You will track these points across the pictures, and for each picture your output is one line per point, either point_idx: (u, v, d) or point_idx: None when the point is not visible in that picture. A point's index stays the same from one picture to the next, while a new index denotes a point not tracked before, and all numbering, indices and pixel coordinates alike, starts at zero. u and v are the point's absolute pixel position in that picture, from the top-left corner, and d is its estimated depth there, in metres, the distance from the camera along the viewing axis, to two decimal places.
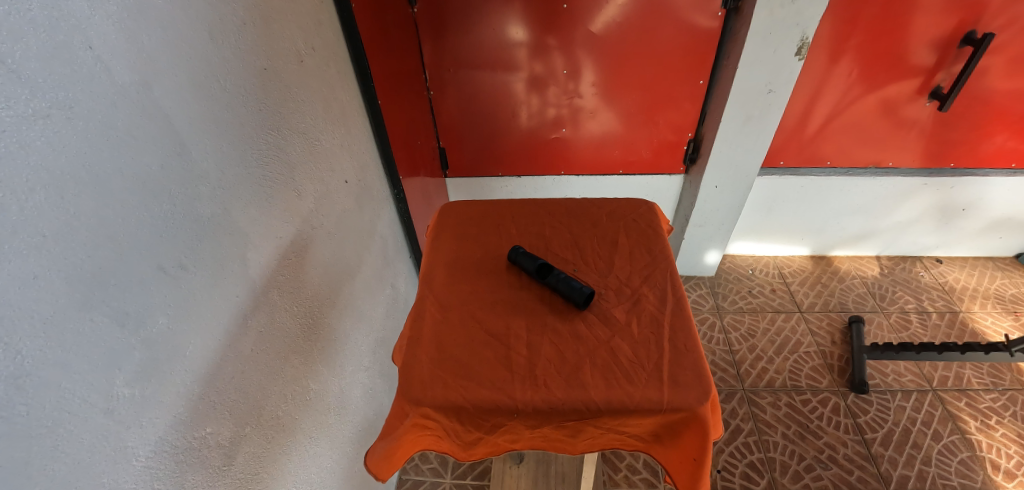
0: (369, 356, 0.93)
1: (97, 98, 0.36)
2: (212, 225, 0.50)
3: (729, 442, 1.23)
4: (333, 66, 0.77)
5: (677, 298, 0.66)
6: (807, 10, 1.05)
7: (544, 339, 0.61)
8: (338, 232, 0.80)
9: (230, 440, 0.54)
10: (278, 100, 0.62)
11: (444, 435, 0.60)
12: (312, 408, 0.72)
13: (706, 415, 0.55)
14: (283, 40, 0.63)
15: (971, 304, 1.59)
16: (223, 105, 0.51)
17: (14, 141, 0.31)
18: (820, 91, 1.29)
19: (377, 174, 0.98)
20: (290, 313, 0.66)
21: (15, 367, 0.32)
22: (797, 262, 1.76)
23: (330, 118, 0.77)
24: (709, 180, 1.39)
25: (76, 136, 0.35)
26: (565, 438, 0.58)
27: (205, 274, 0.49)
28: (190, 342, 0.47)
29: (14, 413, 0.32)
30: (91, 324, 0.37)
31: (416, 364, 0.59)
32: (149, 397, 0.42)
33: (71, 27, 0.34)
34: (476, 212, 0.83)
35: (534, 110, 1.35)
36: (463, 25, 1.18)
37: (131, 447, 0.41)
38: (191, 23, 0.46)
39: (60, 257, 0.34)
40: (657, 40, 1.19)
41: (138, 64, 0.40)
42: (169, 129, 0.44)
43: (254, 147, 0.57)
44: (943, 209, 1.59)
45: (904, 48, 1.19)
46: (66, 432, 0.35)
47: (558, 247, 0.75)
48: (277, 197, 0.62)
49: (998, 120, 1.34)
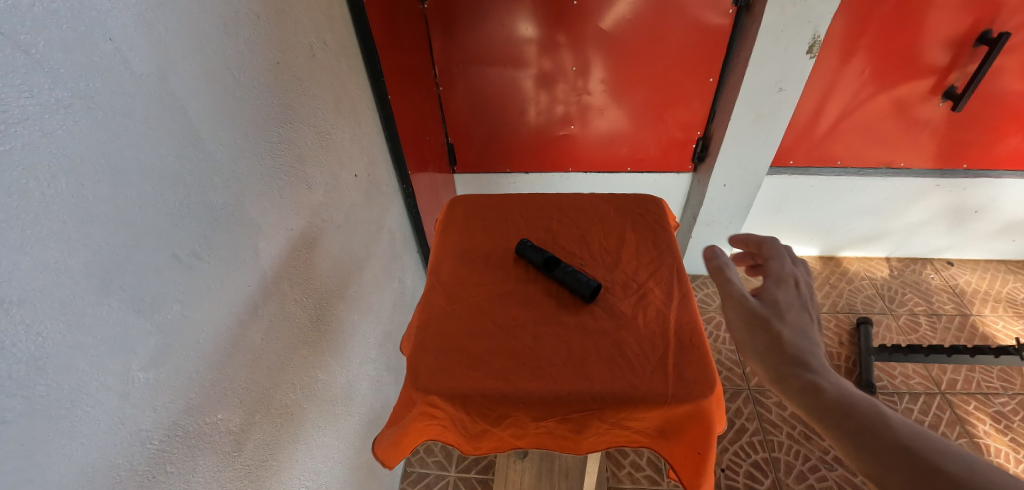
0: (375, 348, 0.94)
1: (116, 88, 0.37)
2: (225, 215, 0.51)
3: (734, 441, 1.23)
4: (344, 60, 0.78)
5: (683, 293, 0.66)
6: (819, 7, 1.04)
7: (550, 331, 0.61)
8: (347, 225, 0.81)
9: (239, 427, 0.55)
10: (290, 92, 0.63)
11: (450, 425, 0.60)
12: (320, 398, 0.73)
13: (710, 409, 0.55)
14: (295, 34, 0.63)
15: (982, 307, 1.57)
16: (237, 98, 0.52)
17: (35, 129, 0.31)
18: (831, 89, 1.28)
19: (386, 168, 0.99)
20: (300, 304, 0.67)
21: (35, 349, 0.33)
22: (805, 262, 1.75)
23: (341, 112, 0.77)
24: (717, 179, 1.39)
25: (96, 125, 0.36)
26: (570, 431, 0.58)
27: (217, 263, 0.50)
28: (202, 329, 0.48)
29: (34, 393, 0.33)
30: (109, 309, 0.38)
31: (423, 355, 0.59)
32: (163, 382, 0.43)
33: (92, 18, 0.35)
34: (484, 206, 0.83)
35: (542, 107, 1.35)
36: (473, 21, 1.18)
37: (145, 430, 0.42)
38: (206, 16, 0.47)
39: (79, 243, 0.35)
40: (667, 37, 1.18)
41: (156, 56, 0.41)
42: (185, 119, 0.44)
43: (266, 139, 0.58)
44: (955, 211, 1.57)
45: (918, 47, 1.18)
46: (83, 413, 0.36)
47: (566, 242, 0.76)
48: (288, 189, 0.63)
49: (1013, 120, 1.31)
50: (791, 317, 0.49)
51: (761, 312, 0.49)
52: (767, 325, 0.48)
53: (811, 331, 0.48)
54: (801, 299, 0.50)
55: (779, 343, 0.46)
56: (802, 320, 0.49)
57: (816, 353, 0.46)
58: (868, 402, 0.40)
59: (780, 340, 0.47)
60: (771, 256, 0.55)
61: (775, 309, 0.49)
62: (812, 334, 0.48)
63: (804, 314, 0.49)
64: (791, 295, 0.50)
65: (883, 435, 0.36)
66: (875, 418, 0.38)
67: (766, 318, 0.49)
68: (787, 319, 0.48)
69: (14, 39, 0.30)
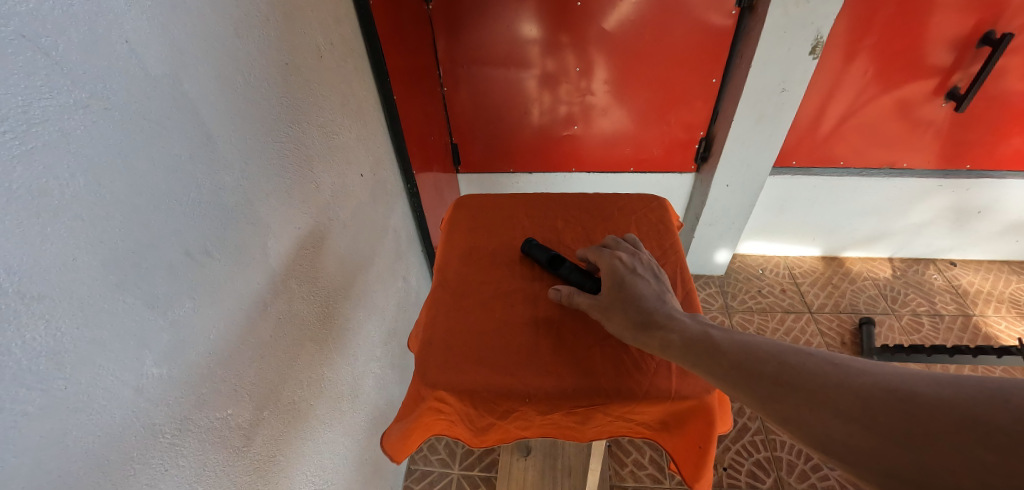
0: (381, 346, 0.95)
1: (131, 88, 0.38)
2: (236, 213, 0.52)
3: (736, 441, 1.23)
4: (350, 61, 0.79)
5: (686, 291, 0.67)
6: (822, 8, 1.04)
7: (554, 328, 0.62)
8: (353, 224, 0.82)
9: (249, 423, 0.56)
10: (298, 93, 0.63)
11: (456, 420, 0.61)
12: (326, 395, 0.74)
13: (712, 404, 0.55)
14: (303, 36, 0.64)
15: (984, 308, 1.57)
16: (247, 98, 0.53)
17: (55, 129, 0.32)
18: (834, 89, 1.28)
19: (391, 168, 0.99)
20: (307, 302, 0.68)
21: (54, 343, 0.33)
22: (808, 262, 1.75)
23: (347, 112, 0.78)
24: (720, 179, 1.39)
25: (112, 125, 0.36)
26: (575, 425, 0.59)
27: (228, 261, 0.51)
28: (213, 326, 0.49)
29: (52, 386, 0.34)
30: (125, 305, 0.39)
31: (429, 351, 0.60)
32: (175, 377, 0.44)
33: (109, 21, 0.36)
34: (488, 206, 0.84)
35: (546, 107, 1.36)
36: (477, 22, 1.19)
37: (158, 424, 0.43)
38: (218, 18, 0.47)
39: (97, 240, 0.36)
40: (670, 38, 1.19)
41: (169, 57, 0.42)
42: (197, 120, 0.45)
43: (275, 139, 0.59)
44: (958, 211, 1.57)
45: (922, 48, 1.18)
46: (99, 407, 0.37)
47: (569, 240, 0.76)
48: (296, 189, 0.64)
49: (1016, 121, 1.31)
50: (633, 285, 0.59)
51: (610, 293, 0.59)
52: (617, 300, 0.58)
53: (654, 291, 0.58)
54: (631, 270, 0.61)
55: (633, 311, 0.56)
56: (643, 285, 0.59)
57: (664, 308, 0.55)
58: (760, 350, 0.45)
59: (632, 308, 0.57)
60: (590, 252, 0.67)
61: (619, 285, 0.60)
62: (656, 293, 0.58)
63: (643, 280, 0.60)
64: (624, 270, 0.61)
65: (807, 375, 0.41)
66: (801, 362, 0.42)
67: (613, 295, 0.59)
68: (632, 289, 0.58)
69: (34, 41, 0.31)
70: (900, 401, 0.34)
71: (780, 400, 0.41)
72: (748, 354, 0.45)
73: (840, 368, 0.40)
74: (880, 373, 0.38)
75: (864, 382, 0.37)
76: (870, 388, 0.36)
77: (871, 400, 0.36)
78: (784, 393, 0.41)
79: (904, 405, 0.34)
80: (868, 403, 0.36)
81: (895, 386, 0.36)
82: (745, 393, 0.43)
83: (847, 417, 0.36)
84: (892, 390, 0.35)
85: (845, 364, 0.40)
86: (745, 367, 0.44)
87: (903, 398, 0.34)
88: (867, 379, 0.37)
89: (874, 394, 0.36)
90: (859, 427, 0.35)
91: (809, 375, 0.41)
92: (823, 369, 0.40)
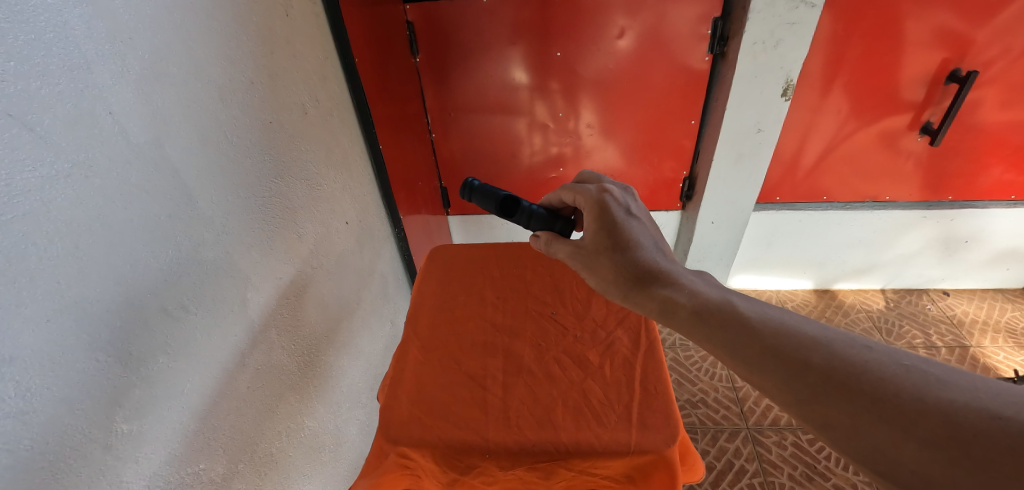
0: (366, 392, 0.95)
1: (115, 156, 0.40)
2: (214, 268, 0.53)
3: (734, 484, 1.20)
4: (336, 115, 0.82)
5: (651, 342, 0.67)
6: (789, 53, 1.11)
7: (520, 380, 0.63)
8: (338, 271, 0.83)
9: (222, 476, 0.55)
10: (282, 147, 0.66)
11: (423, 475, 0.60)
12: (305, 445, 0.73)
13: (673, 457, 0.55)
14: (289, 95, 0.68)
15: (981, 339, 1.55)
16: (230, 154, 0.55)
17: (36, 199, 0.35)
18: (812, 126, 1.32)
19: (378, 214, 1.02)
20: (288, 352, 0.68)
21: (23, 404, 0.35)
22: (800, 295, 1.75)
23: (333, 163, 0.81)
24: (706, 216, 1.44)
25: (94, 192, 0.39)
26: (539, 480, 0.58)
27: (204, 312, 0.52)
28: (187, 379, 0.49)
29: (18, 447, 0.34)
30: (95, 364, 0.39)
31: (396, 405, 0.60)
32: (145, 432, 0.44)
33: (95, 96, 0.39)
34: (464, 255, 0.86)
35: (535, 148, 1.40)
36: (464, 72, 1.24)
37: (125, 481, 0.43)
38: (203, 85, 0.51)
39: (71, 303, 0.37)
40: (649, 83, 1.24)
41: (152, 124, 0.44)
42: (178, 181, 0.47)
43: (257, 193, 0.61)
44: (946, 241, 1.58)
45: (892, 86, 1.22)
46: (66, 466, 0.38)
47: (539, 290, 0.78)
48: (279, 239, 0.66)
49: (994, 151, 1.34)
50: (629, 236, 0.59)
51: (600, 244, 0.60)
52: (607, 250, 0.59)
53: (648, 243, 0.59)
54: (623, 217, 0.61)
55: (629, 267, 0.56)
56: (636, 235, 0.59)
57: (664, 265, 0.55)
58: (807, 339, 0.40)
59: (628, 263, 0.57)
60: (580, 196, 0.66)
61: (612, 235, 0.60)
62: (651, 245, 0.59)
63: (635, 229, 0.60)
64: (616, 218, 0.61)
65: (872, 379, 0.36)
66: (860, 360, 0.37)
67: (605, 247, 0.59)
68: (626, 240, 0.59)
69: (21, 119, 0.33)
70: (1004, 436, 0.30)
71: (826, 403, 0.36)
72: (788, 338, 0.41)
73: (917, 375, 0.35)
74: (969, 392, 0.33)
75: (949, 400, 0.33)
76: (959, 412, 0.32)
77: (964, 430, 0.31)
78: (834, 396, 0.36)
79: (1013, 441, 0.29)
80: (958, 432, 0.31)
81: (998, 414, 0.31)
82: (779, 384, 0.39)
83: (923, 442, 0.32)
84: (992, 418, 0.31)
85: (919, 370, 0.35)
86: (780, 351, 0.40)
87: (1008, 430, 0.30)
88: (951, 398, 0.33)
89: (968, 421, 0.31)
90: (941, 457, 0.31)
91: (872, 377, 0.36)
92: (895, 373, 0.35)
